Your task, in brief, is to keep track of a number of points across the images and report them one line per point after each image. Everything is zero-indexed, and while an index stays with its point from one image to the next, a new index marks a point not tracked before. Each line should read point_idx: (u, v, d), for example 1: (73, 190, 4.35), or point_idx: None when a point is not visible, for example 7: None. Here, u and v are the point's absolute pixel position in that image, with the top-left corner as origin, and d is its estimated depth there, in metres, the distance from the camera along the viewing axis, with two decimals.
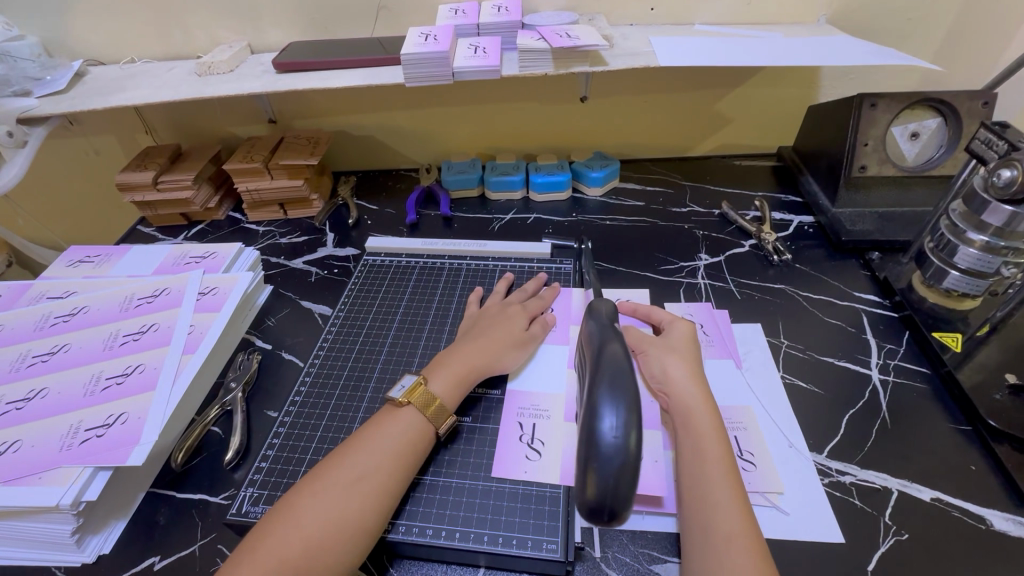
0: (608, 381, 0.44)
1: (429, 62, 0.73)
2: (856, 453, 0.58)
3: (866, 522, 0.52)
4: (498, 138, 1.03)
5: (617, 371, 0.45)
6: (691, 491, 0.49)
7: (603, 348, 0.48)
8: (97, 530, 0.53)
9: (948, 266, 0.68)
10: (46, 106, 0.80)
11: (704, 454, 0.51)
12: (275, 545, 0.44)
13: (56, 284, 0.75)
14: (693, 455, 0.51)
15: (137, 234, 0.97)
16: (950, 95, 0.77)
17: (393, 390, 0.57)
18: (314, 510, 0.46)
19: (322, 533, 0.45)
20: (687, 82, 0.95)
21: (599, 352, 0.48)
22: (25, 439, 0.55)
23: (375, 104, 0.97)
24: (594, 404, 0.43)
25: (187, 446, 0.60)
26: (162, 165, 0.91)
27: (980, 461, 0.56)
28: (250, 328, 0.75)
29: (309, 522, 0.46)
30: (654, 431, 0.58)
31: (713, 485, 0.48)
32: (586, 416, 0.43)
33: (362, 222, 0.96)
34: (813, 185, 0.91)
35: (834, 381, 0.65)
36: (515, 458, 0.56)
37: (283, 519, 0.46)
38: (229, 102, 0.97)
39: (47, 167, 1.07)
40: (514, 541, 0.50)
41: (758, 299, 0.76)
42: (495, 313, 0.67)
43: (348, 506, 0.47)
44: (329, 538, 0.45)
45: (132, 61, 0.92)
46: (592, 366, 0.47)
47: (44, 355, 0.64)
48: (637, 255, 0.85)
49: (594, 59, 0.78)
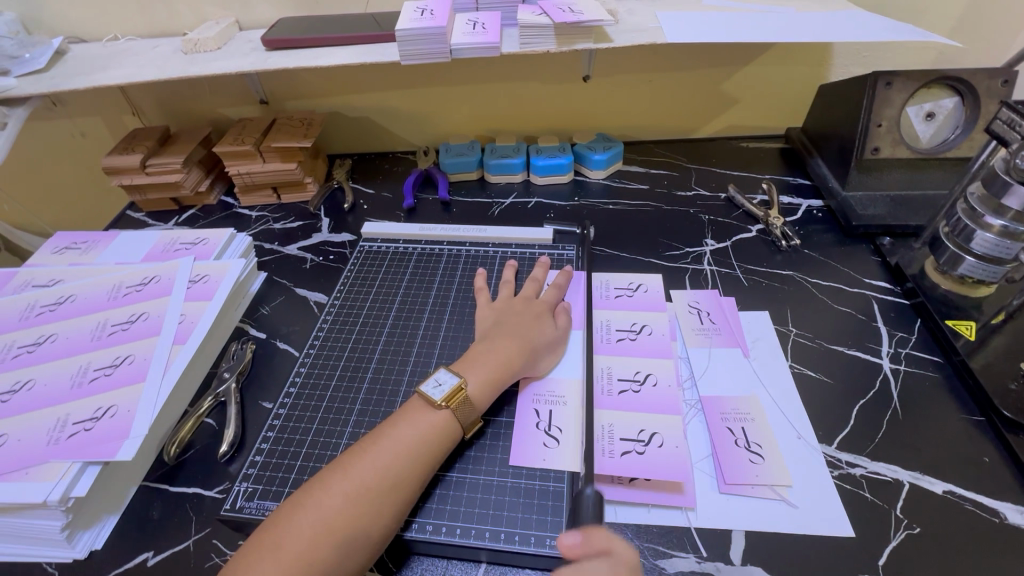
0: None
1: (424, 38, 0.70)
2: (867, 444, 0.56)
3: (876, 514, 0.51)
4: (496, 118, 1.00)
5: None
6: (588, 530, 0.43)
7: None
8: (87, 526, 0.51)
9: (964, 251, 0.66)
10: (26, 86, 0.77)
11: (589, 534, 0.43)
12: (299, 546, 0.43)
13: (42, 272, 0.73)
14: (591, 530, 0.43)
15: (126, 219, 0.94)
16: (968, 74, 0.74)
17: (431, 388, 0.54)
18: (342, 510, 0.45)
19: (348, 537, 0.44)
20: (693, 60, 0.91)
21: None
22: (11, 433, 0.53)
23: (370, 84, 0.94)
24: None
25: (180, 439, 0.58)
26: (150, 148, 0.88)
27: (993, 453, 0.55)
28: (244, 317, 0.73)
29: (336, 524, 0.44)
30: (672, 415, 0.57)
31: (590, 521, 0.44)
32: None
33: (359, 207, 0.93)
34: (823, 168, 0.88)
35: (844, 370, 0.63)
36: (532, 446, 0.55)
37: (308, 515, 0.44)
38: (218, 82, 0.93)
39: (31, 150, 1.04)
40: (517, 537, 0.49)
41: (766, 286, 0.74)
42: (516, 310, 0.65)
43: (381, 512, 0.46)
44: (355, 543, 0.44)
45: (115, 38, 0.88)
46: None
47: (30, 345, 0.62)
48: (642, 239, 0.83)
49: (597, 35, 0.74)
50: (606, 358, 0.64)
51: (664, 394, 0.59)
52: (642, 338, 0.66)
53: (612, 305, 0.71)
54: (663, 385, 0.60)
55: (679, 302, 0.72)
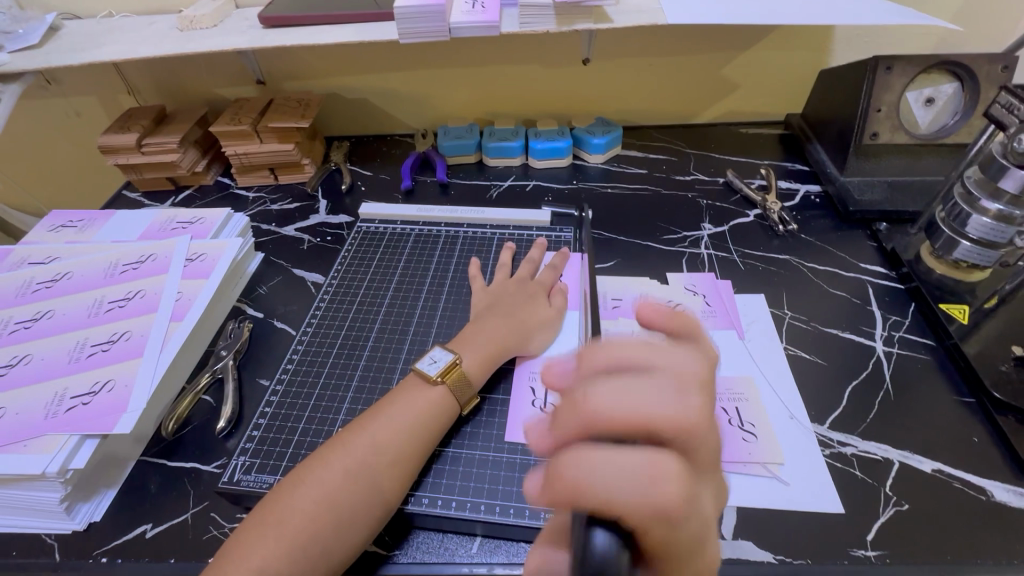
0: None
1: (423, 16, 0.69)
2: (859, 424, 0.57)
3: (866, 491, 0.52)
4: (495, 101, 0.99)
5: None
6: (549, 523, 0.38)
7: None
8: (86, 499, 0.52)
9: (959, 236, 0.66)
10: (20, 61, 0.76)
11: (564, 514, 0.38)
12: (301, 520, 0.43)
13: (38, 249, 0.73)
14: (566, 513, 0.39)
15: (122, 198, 0.93)
16: (967, 58, 0.74)
17: (426, 365, 0.55)
18: (343, 486, 0.45)
19: (351, 511, 0.44)
20: (693, 44, 0.91)
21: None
22: (9, 406, 0.54)
23: (368, 65, 0.93)
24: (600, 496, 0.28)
25: (178, 415, 0.59)
26: (146, 126, 0.87)
27: (982, 434, 0.56)
28: (242, 296, 0.74)
29: (338, 499, 0.45)
30: None
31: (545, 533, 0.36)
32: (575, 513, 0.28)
33: (356, 189, 0.93)
34: (821, 153, 0.88)
35: (838, 352, 0.64)
36: (528, 423, 0.56)
37: (309, 491, 0.45)
38: (215, 61, 0.92)
39: (25, 129, 1.03)
40: (512, 510, 0.49)
41: (762, 270, 0.74)
42: (513, 290, 0.65)
43: (381, 487, 0.46)
44: (357, 517, 0.45)
45: (110, 15, 0.87)
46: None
47: (27, 321, 0.62)
48: (640, 223, 0.83)
49: (597, 15, 0.73)
50: None
51: None
52: None
53: None
54: None
55: (676, 285, 0.72)
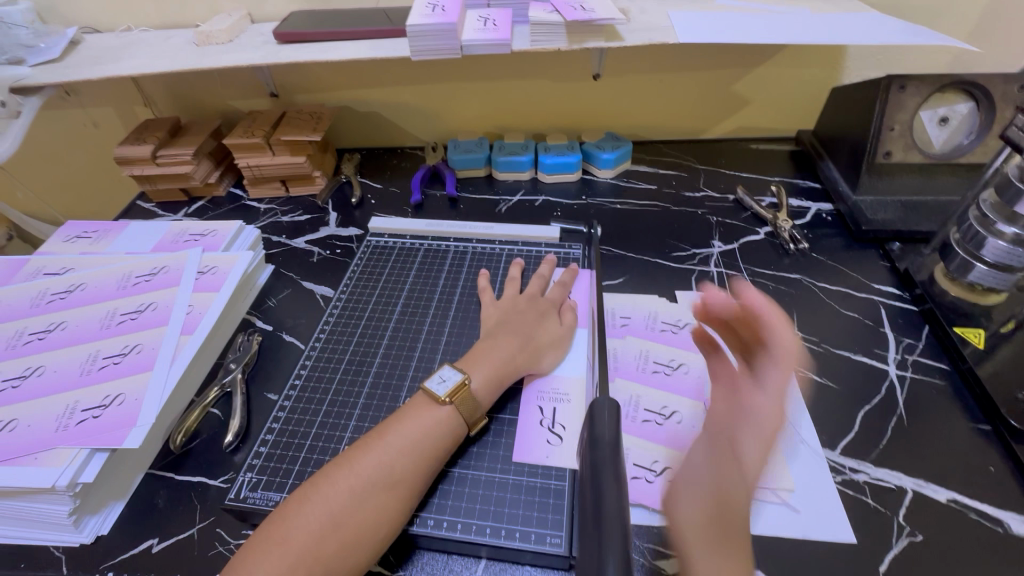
0: (599, 492, 0.34)
1: (435, 34, 0.70)
2: (871, 450, 0.56)
3: (879, 520, 0.51)
4: (505, 115, 0.99)
5: (619, 484, 0.35)
6: (672, 505, 0.45)
7: (601, 435, 0.39)
8: (94, 512, 0.52)
9: (974, 259, 0.67)
10: (41, 74, 0.78)
11: (700, 475, 0.46)
12: (306, 539, 0.43)
13: (53, 260, 0.74)
14: (684, 480, 0.47)
15: (136, 209, 0.94)
16: (983, 79, 0.73)
17: (435, 383, 0.54)
18: (349, 507, 0.45)
19: (355, 533, 0.44)
20: (703, 60, 0.91)
21: (592, 446, 0.39)
22: (20, 418, 0.54)
23: (379, 80, 0.94)
24: (600, 540, 0.31)
25: (186, 428, 0.59)
26: (161, 138, 0.88)
27: (999, 463, 0.54)
28: (251, 309, 0.74)
29: (343, 519, 0.44)
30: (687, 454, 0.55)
31: (696, 500, 0.43)
32: (582, 555, 0.32)
33: (366, 202, 0.93)
34: (834, 171, 0.87)
35: (850, 375, 0.63)
36: (536, 444, 0.55)
37: (315, 510, 0.45)
38: (230, 74, 0.94)
39: (43, 138, 1.05)
40: (517, 534, 0.49)
41: (773, 289, 0.74)
42: (523, 307, 0.65)
43: (385, 509, 0.46)
44: (362, 537, 0.44)
45: (128, 29, 0.89)
46: (586, 469, 0.38)
47: (41, 333, 0.63)
48: (650, 240, 0.83)
49: (609, 33, 0.74)
50: (633, 386, 0.61)
51: (682, 433, 0.57)
52: (678, 377, 0.62)
53: (652, 337, 0.67)
54: (686, 425, 0.58)
55: (685, 303, 0.71)
